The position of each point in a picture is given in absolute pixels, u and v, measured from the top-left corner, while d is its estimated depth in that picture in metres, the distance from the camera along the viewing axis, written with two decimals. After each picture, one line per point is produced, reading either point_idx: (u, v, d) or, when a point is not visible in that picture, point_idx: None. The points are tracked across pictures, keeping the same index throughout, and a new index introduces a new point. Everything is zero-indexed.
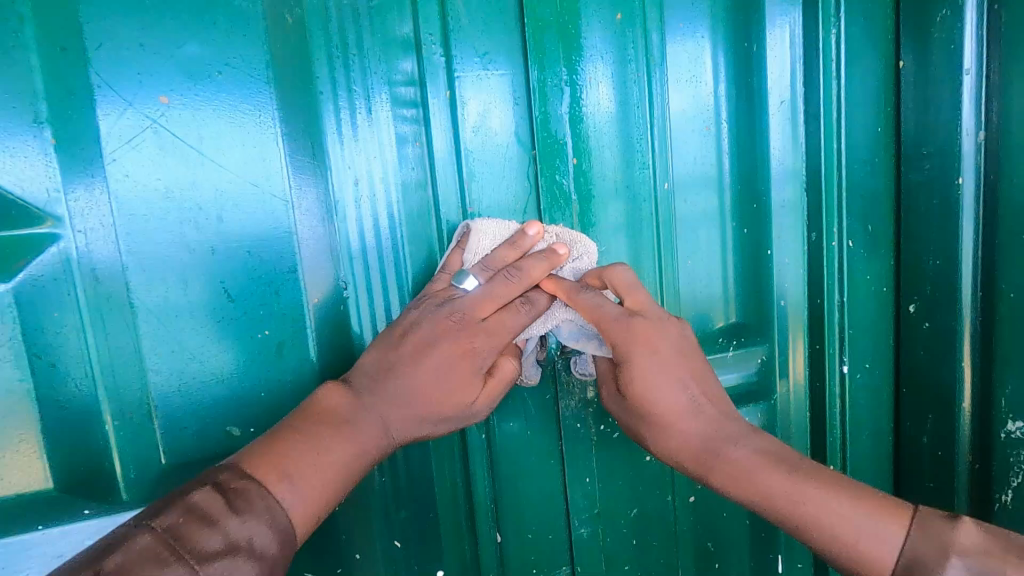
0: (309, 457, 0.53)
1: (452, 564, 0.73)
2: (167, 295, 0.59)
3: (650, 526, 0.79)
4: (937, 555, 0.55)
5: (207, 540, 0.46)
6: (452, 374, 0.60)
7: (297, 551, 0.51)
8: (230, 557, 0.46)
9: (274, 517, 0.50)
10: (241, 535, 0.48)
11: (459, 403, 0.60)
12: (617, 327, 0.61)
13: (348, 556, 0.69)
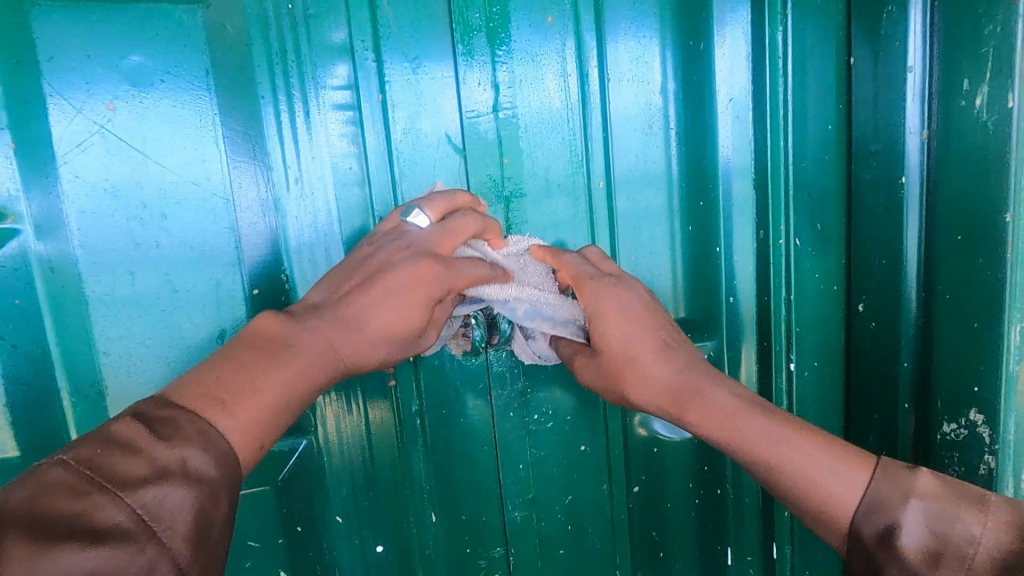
0: (243, 386, 0.51)
1: (391, 541, 0.78)
2: (116, 285, 0.65)
3: (584, 511, 0.85)
4: (897, 496, 0.55)
5: (133, 467, 0.44)
6: (408, 302, 0.59)
7: (240, 472, 0.49)
8: (161, 483, 0.44)
9: (207, 439, 0.47)
10: (173, 458, 0.45)
11: (407, 333, 0.59)
12: (593, 284, 0.66)
13: (291, 527, 0.75)
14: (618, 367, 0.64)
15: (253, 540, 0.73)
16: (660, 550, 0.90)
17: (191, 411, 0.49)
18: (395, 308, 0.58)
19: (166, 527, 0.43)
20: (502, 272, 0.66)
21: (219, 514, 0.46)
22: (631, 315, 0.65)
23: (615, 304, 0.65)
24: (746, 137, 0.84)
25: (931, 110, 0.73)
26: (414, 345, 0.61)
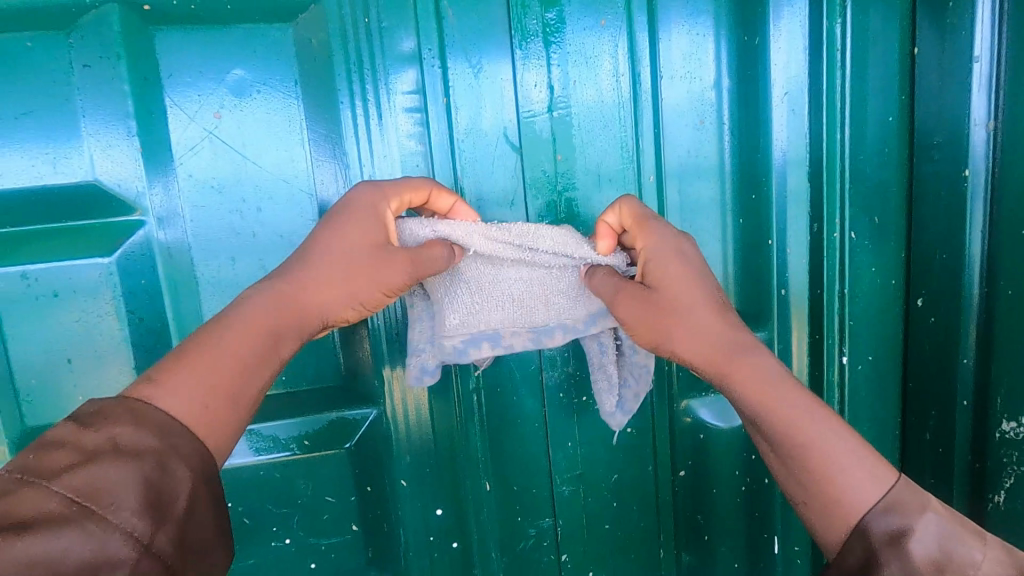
0: (180, 360, 0.55)
1: (448, 505, 0.85)
2: (220, 269, 0.76)
3: (630, 489, 0.90)
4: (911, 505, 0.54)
5: (64, 458, 0.45)
6: (352, 228, 0.65)
7: (185, 438, 0.50)
8: (94, 465, 0.45)
9: (137, 414, 0.49)
10: (101, 441, 0.47)
11: (371, 239, 0.64)
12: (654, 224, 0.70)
13: (361, 487, 0.84)
14: (651, 307, 0.66)
15: (330, 496, 0.83)
16: (705, 534, 0.94)
17: (120, 398, 0.50)
18: (347, 233, 0.64)
19: (111, 503, 0.44)
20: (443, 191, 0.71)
21: (177, 482, 0.48)
22: (687, 266, 0.68)
23: (682, 252, 0.68)
24: (802, 130, 0.84)
25: (998, 101, 0.72)
26: (382, 259, 0.64)
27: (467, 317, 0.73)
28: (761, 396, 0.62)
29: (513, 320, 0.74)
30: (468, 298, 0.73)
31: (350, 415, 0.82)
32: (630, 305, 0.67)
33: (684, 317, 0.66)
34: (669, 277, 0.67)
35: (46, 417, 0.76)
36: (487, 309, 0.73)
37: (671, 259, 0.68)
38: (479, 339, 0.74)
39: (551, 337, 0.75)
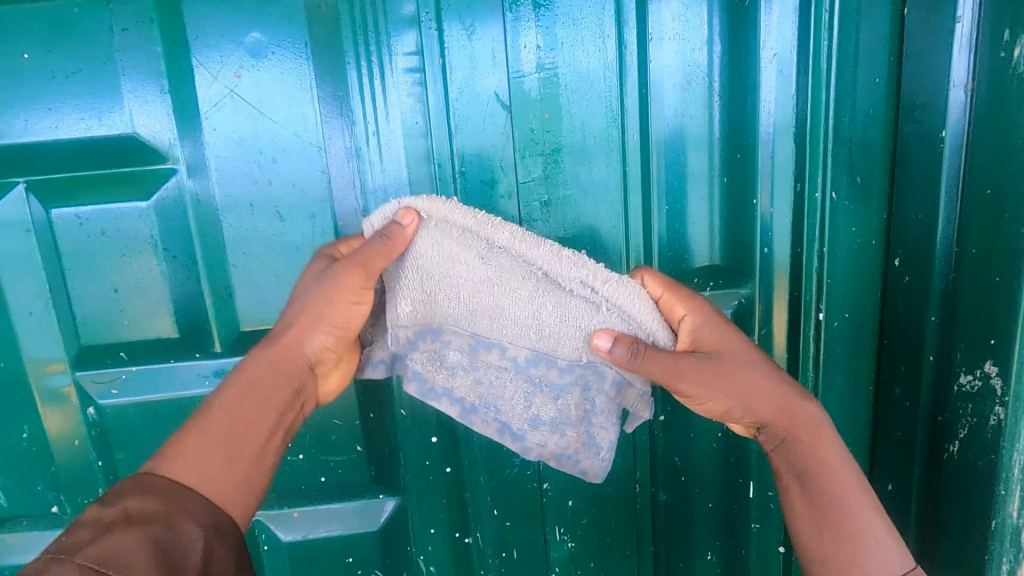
0: (187, 434, 0.66)
1: (444, 435, 0.95)
2: (241, 213, 0.85)
3: None
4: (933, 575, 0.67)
5: (82, 534, 0.54)
6: (309, 279, 0.74)
7: (194, 503, 0.61)
8: (110, 537, 0.54)
9: (147, 487, 0.60)
10: (117, 514, 0.57)
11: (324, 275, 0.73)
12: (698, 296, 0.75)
13: (365, 414, 0.94)
14: (714, 375, 0.71)
15: (337, 419, 0.94)
16: (682, 474, 1.01)
17: (139, 476, 0.62)
18: (308, 289, 0.73)
19: (127, 564, 0.53)
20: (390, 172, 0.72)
21: (188, 539, 0.58)
22: (726, 324, 0.75)
23: (719, 321, 0.74)
24: (790, 93, 0.86)
25: (976, 60, 0.74)
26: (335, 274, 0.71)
27: (417, 311, 0.74)
28: (818, 451, 0.73)
29: (461, 321, 0.75)
30: (422, 291, 0.73)
31: None
32: (698, 377, 0.71)
33: (736, 378, 0.73)
34: (716, 346, 0.73)
35: (99, 338, 0.89)
36: (440, 305, 0.74)
37: (715, 326, 0.73)
38: (427, 331, 0.76)
39: (488, 350, 0.76)
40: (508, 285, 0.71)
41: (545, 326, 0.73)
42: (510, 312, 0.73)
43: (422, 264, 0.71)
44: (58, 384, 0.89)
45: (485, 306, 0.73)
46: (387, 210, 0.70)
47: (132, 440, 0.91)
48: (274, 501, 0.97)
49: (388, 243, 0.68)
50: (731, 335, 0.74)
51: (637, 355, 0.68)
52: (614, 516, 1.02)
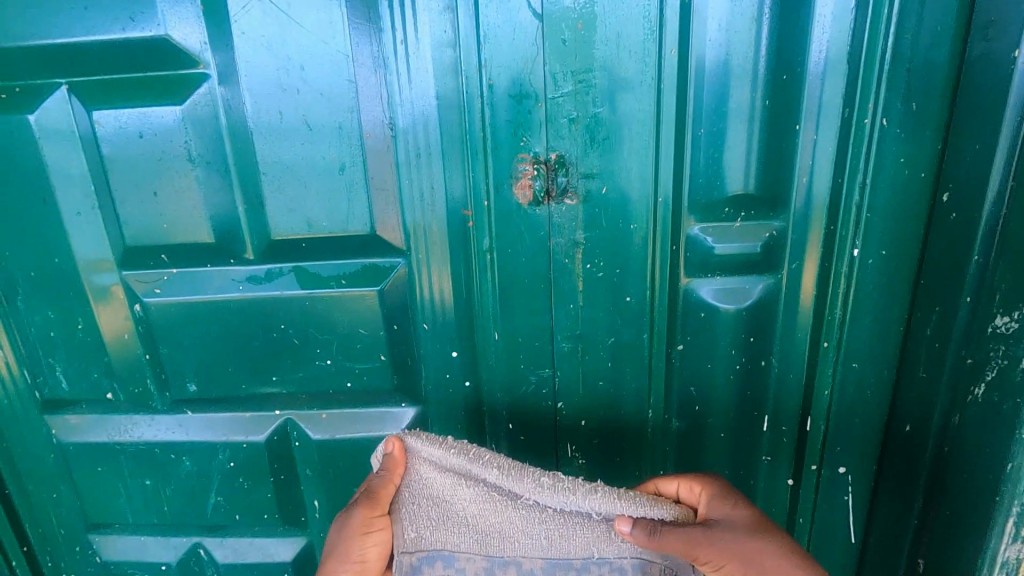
0: None
1: (464, 350, 0.98)
2: (271, 121, 0.86)
3: (625, 354, 0.97)
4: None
5: None
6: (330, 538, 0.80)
7: None
8: None
9: None
10: None
11: (340, 518, 0.79)
12: (713, 477, 0.82)
13: (390, 325, 0.97)
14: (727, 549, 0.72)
15: (363, 329, 0.97)
16: (696, 404, 1.01)
17: None
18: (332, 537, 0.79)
19: None
20: (384, 447, 0.81)
21: None
22: (742, 503, 0.77)
23: (728, 492, 0.79)
24: (848, 8, 0.79)
25: None
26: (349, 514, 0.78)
27: (423, 536, 0.79)
28: None
29: (467, 548, 0.78)
30: (430, 517, 0.79)
31: (383, 262, 0.94)
32: (710, 542, 0.72)
33: (748, 548, 0.72)
34: (728, 515, 0.76)
35: (141, 239, 0.93)
36: (450, 532, 0.78)
37: (724, 500, 0.77)
38: (436, 557, 0.79)
39: (505, 568, 0.78)
40: (515, 503, 0.77)
41: (556, 537, 0.77)
42: (513, 528, 0.77)
43: (427, 488, 0.79)
44: (106, 282, 0.95)
45: (489, 529, 0.78)
46: (382, 456, 0.81)
47: (176, 337, 0.98)
48: (305, 400, 1.03)
49: (391, 475, 0.79)
50: (739, 510, 0.76)
51: (653, 536, 0.73)
52: (624, 438, 1.03)
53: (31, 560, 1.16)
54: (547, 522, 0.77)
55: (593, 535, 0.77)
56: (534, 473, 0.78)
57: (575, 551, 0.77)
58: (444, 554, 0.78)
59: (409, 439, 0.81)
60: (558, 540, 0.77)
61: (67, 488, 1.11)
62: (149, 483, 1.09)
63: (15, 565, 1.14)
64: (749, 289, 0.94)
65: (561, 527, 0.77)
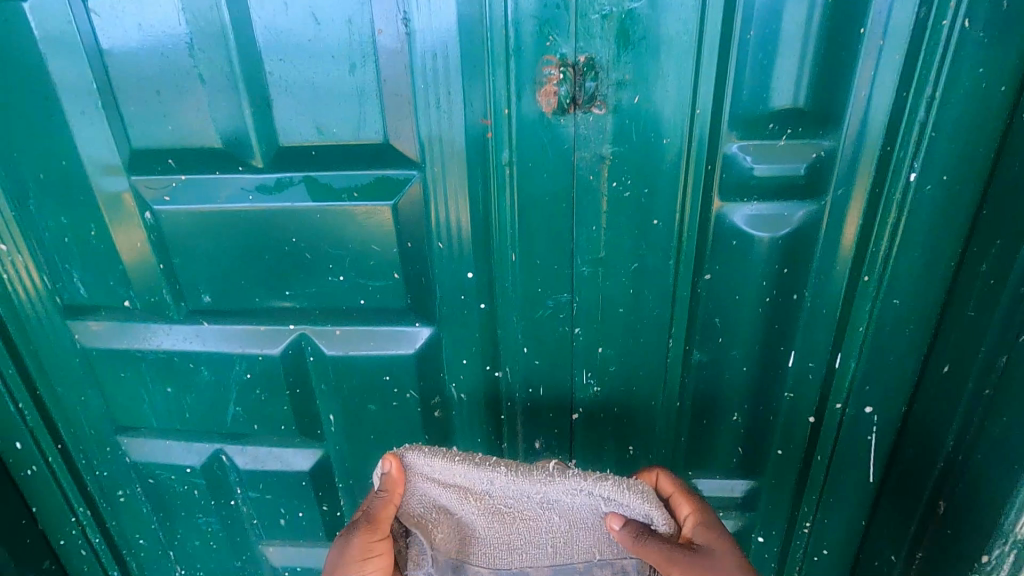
0: None
1: (479, 271, 0.94)
2: (276, 14, 0.80)
3: (648, 281, 0.92)
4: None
5: None
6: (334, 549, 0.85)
7: None
8: None
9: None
10: None
11: (342, 539, 0.83)
12: (702, 501, 0.88)
13: (403, 242, 0.94)
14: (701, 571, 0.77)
15: (375, 245, 0.94)
16: (720, 335, 0.98)
17: None
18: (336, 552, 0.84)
19: None
20: (384, 474, 0.81)
21: None
22: (726, 533, 0.83)
23: (711, 519, 0.85)
24: None
25: None
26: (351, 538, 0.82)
27: (436, 551, 0.83)
28: None
29: (478, 560, 0.83)
30: (439, 532, 0.83)
31: (397, 175, 0.89)
32: (693, 566, 0.77)
33: None
34: (711, 542, 0.81)
35: (146, 143, 0.90)
36: (461, 546, 0.83)
37: (713, 528, 0.83)
38: None
39: None
40: (518, 513, 0.81)
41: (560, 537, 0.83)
42: (522, 534, 0.82)
43: (434, 505, 0.82)
44: (114, 188, 0.93)
45: (498, 537, 0.82)
46: (382, 480, 0.81)
47: (188, 247, 0.97)
48: (318, 316, 1.02)
49: (392, 503, 0.81)
50: (725, 539, 0.82)
51: (637, 540, 0.77)
52: (642, 366, 1.00)
53: (66, 457, 1.22)
54: (554, 525, 0.82)
55: (594, 538, 0.82)
56: (535, 478, 0.79)
57: (582, 549, 0.83)
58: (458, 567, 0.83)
59: (410, 457, 0.81)
60: (565, 541, 0.83)
61: (94, 391, 1.15)
62: (170, 390, 1.11)
63: (51, 460, 1.20)
64: (788, 216, 0.87)
65: (567, 526, 0.82)
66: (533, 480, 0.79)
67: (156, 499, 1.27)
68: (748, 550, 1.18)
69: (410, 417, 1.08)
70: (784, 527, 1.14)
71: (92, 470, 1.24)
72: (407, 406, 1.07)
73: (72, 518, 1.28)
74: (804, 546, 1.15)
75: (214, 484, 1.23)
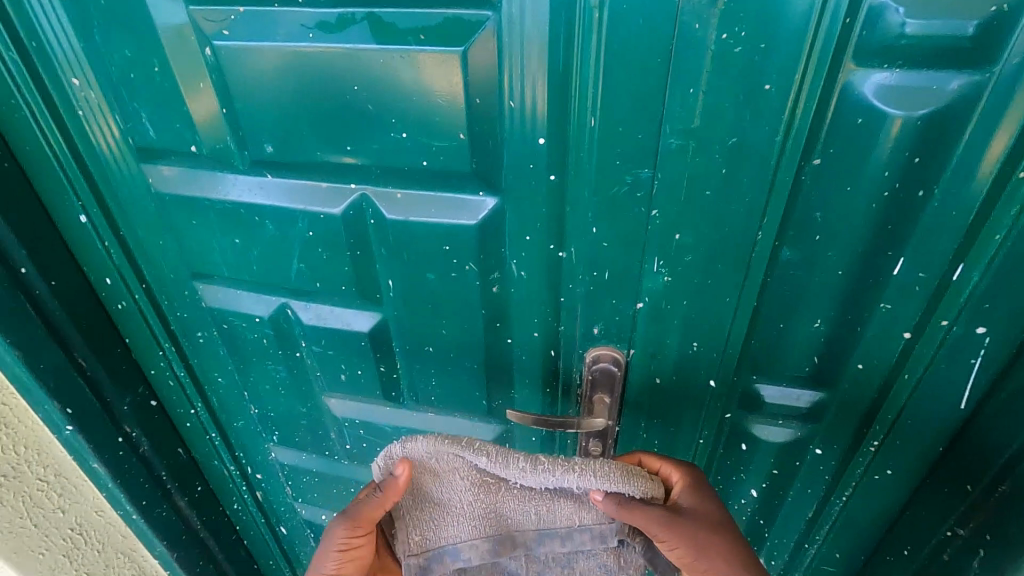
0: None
1: (553, 137, 0.85)
2: None
3: (745, 162, 0.81)
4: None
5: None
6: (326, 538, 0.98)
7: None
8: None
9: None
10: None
11: (331, 531, 0.96)
12: (689, 465, 0.98)
13: (470, 99, 0.85)
14: (675, 525, 0.85)
15: (440, 99, 0.85)
16: (818, 233, 0.87)
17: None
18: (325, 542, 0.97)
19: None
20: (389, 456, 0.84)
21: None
22: (712, 497, 0.93)
23: (697, 484, 0.94)
24: None
25: None
26: (340, 531, 0.95)
27: (426, 538, 0.89)
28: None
29: (468, 537, 0.89)
30: (428, 518, 0.89)
31: (468, 15, 0.78)
32: (671, 524, 0.85)
33: (701, 537, 0.87)
34: (696, 503, 0.91)
35: None
36: (449, 529, 0.89)
37: (694, 489, 0.93)
38: (443, 553, 0.89)
39: (506, 548, 0.89)
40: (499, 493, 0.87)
41: (540, 509, 0.89)
42: (502, 516, 0.88)
43: (423, 494, 0.89)
44: (175, 21, 0.90)
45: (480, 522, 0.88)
46: (382, 467, 0.85)
47: (252, 90, 0.93)
48: (379, 176, 0.97)
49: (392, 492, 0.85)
50: (703, 500, 0.92)
51: (623, 507, 0.84)
52: (722, 259, 0.90)
53: (151, 297, 1.30)
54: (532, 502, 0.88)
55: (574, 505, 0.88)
56: (514, 464, 0.83)
57: (563, 517, 0.89)
58: (449, 551, 0.89)
59: (400, 446, 0.85)
60: (545, 512, 0.89)
61: (169, 237, 1.19)
62: (238, 241, 1.13)
63: (138, 298, 1.30)
64: (935, 91, 0.72)
65: (545, 499, 0.88)
66: (511, 466, 0.83)
67: (231, 343, 1.36)
68: (802, 458, 1.15)
69: (468, 290, 1.06)
70: (848, 442, 1.08)
71: (174, 311, 1.33)
72: (466, 278, 1.04)
73: (160, 352, 1.40)
74: (865, 464, 1.08)
75: (282, 335, 1.29)
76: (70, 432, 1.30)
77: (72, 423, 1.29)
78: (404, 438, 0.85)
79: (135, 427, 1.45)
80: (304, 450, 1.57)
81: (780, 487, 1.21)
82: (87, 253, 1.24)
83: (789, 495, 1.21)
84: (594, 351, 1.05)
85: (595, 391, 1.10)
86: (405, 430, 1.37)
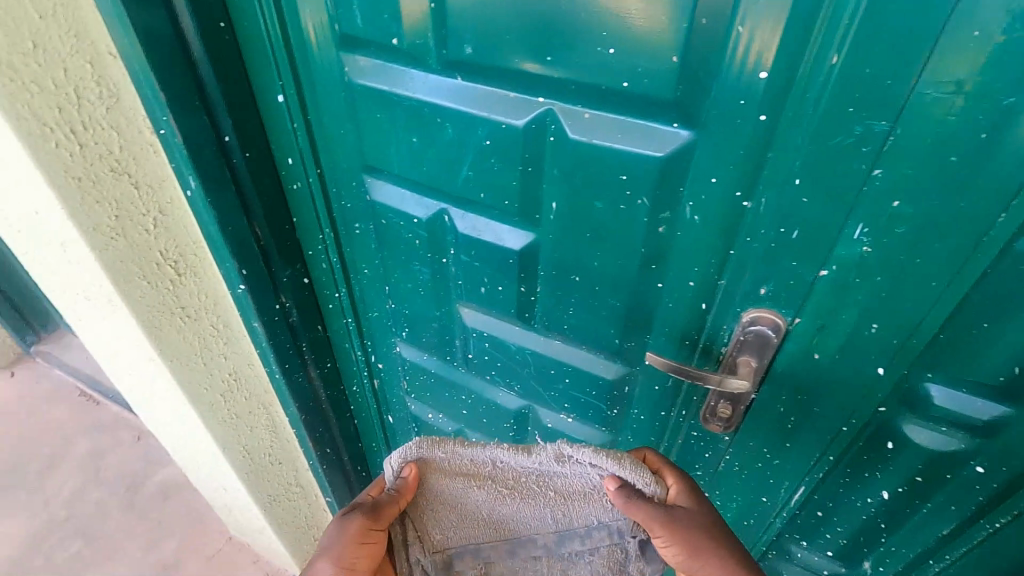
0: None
1: (779, 73, 0.78)
2: None
3: (1013, 128, 0.70)
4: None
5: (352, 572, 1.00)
6: (337, 527, 1.00)
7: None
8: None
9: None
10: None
11: (347, 520, 0.99)
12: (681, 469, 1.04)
13: (696, 19, 0.79)
14: (671, 522, 0.93)
15: (663, 16, 0.80)
16: None
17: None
18: (337, 531, 0.99)
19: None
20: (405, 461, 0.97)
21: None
22: (704, 501, 0.99)
23: (694, 488, 1.00)
24: None
25: None
26: (355, 521, 0.98)
27: (449, 535, 1.00)
28: None
29: (488, 538, 1.00)
30: (451, 518, 1.00)
31: None
32: (667, 523, 0.93)
33: (696, 538, 0.94)
34: (692, 506, 0.97)
35: None
36: (469, 529, 1.00)
37: (690, 493, 0.99)
38: (462, 552, 1.01)
39: (524, 544, 1.00)
40: (517, 495, 0.98)
41: (557, 511, 0.98)
42: (525, 511, 0.99)
43: (446, 493, 0.99)
44: None
45: (504, 516, 0.99)
46: (396, 469, 0.97)
47: None
48: (572, 93, 0.95)
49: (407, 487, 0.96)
50: (699, 504, 0.98)
51: (628, 500, 0.93)
52: (939, 237, 0.80)
53: (322, 182, 1.40)
54: (548, 500, 0.98)
55: (587, 504, 0.98)
56: (525, 462, 0.97)
57: (578, 519, 0.98)
58: (466, 550, 1.01)
59: (411, 450, 0.97)
60: (560, 511, 0.98)
61: (350, 127, 1.25)
62: (415, 142, 1.17)
63: (312, 181, 1.40)
64: None
65: (560, 500, 0.98)
66: (525, 464, 0.97)
67: (383, 239, 1.44)
68: (955, 472, 1.05)
69: (633, 226, 1.03)
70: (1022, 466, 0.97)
71: (340, 200, 1.42)
72: (634, 213, 1.02)
73: (320, 235, 1.52)
74: None
75: (434, 239, 1.34)
76: (242, 290, 1.46)
77: (245, 283, 1.45)
78: (420, 445, 0.98)
79: (290, 299, 1.61)
80: (427, 352, 1.67)
81: (918, 495, 1.12)
82: (277, 132, 1.34)
83: (926, 506, 1.13)
84: (754, 312, 1.00)
85: (741, 353, 1.06)
86: (530, 352, 1.41)
